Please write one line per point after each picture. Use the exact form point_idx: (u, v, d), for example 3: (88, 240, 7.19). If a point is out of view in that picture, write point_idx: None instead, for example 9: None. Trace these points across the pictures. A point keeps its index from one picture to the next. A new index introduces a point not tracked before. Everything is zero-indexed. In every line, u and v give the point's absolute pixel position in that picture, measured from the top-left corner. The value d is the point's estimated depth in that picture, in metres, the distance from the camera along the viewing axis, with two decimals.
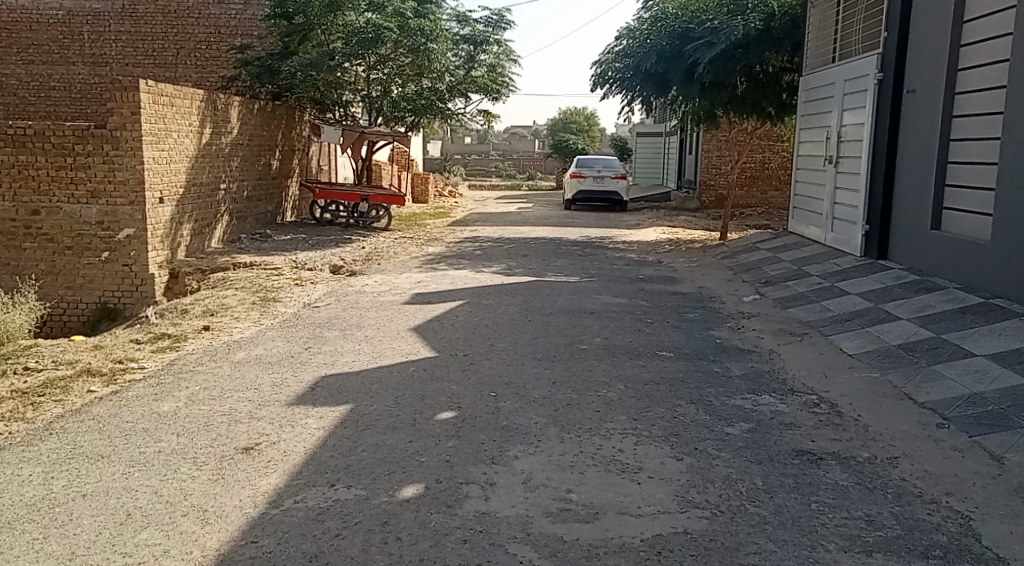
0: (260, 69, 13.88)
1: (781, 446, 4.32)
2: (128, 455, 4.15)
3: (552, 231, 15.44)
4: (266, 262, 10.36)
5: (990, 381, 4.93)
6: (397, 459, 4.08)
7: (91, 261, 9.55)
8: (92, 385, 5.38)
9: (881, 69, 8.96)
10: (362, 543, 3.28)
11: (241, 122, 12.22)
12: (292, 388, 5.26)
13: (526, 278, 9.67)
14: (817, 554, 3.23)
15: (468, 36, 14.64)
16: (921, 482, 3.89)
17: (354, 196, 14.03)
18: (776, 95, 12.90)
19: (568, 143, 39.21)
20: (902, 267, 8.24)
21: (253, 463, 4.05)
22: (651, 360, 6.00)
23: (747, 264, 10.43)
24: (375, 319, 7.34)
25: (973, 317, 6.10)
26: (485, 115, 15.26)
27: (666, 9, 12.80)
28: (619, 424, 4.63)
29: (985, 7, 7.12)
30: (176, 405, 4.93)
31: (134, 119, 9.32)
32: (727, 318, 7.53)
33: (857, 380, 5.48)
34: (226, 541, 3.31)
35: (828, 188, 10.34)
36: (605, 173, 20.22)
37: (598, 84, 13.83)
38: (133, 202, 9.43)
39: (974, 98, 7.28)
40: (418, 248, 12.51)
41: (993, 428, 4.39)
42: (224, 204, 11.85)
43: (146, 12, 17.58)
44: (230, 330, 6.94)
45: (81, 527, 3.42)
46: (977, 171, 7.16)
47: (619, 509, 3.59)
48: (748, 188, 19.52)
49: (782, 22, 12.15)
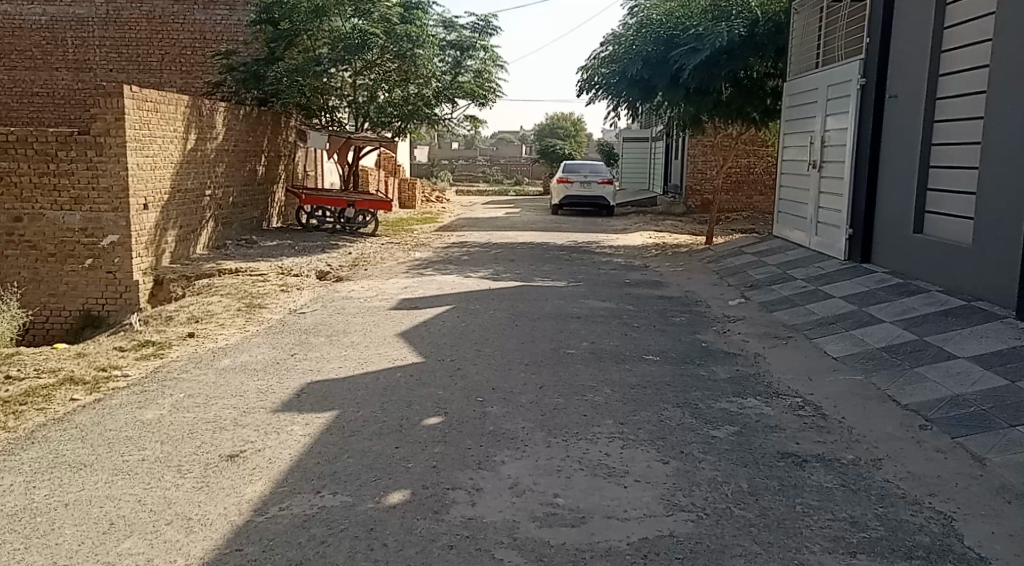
0: (246, 74, 13.89)
1: (766, 449, 4.35)
2: (112, 463, 4.12)
3: (539, 235, 15.49)
4: (252, 268, 10.35)
5: (972, 382, 4.97)
6: (383, 465, 4.08)
7: (74, 268, 9.45)
8: (75, 393, 5.34)
9: (863, 74, 9.03)
10: (348, 550, 3.26)
11: (225, 128, 12.16)
12: (278, 394, 5.25)
13: (512, 283, 9.67)
14: (802, 557, 3.24)
15: (455, 42, 14.55)
16: (904, 483, 3.92)
17: (341, 201, 14.13)
18: (760, 100, 13.02)
19: (554, 148, 39.39)
20: (886, 270, 8.30)
21: (238, 471, 4.03)
22: (637, 364, 6.03)
23: (733, 267, 10.49)
24: (363, 324, 7.34)
25: (956, 319, 6.15)
26: (472, 120, 15.25)
27: (651, 15, 12.87)
28: (605, 427, 4.64)
29: (967, 12, 7.18)
30: (159, 413, 4.89)
31: (118, 125, 9.28)
32: (713, 322, 7.57)
33: (842, 382, 5.51)
34: (211, 548, 3.29)
35: (812, 193, 10.43)
36: (592, 178, 20.22)
37: (585, 89, 13.90)
38: (117, 208, 9.38)
39: (955, 102, 7.34)
40: (405, 253, 12.50)
41: (975, 429, 4.42)
42: (210, 209, 11.80)
43: (130, 17, 17.46)
44: (215, 336, 6.92)
45: (63, 537, 3.39)
46: (958, 174, 7.23)
47: (605, 512, 3.60)
48: (733, 192, 19.65)
49: (765, 29, 12.25)
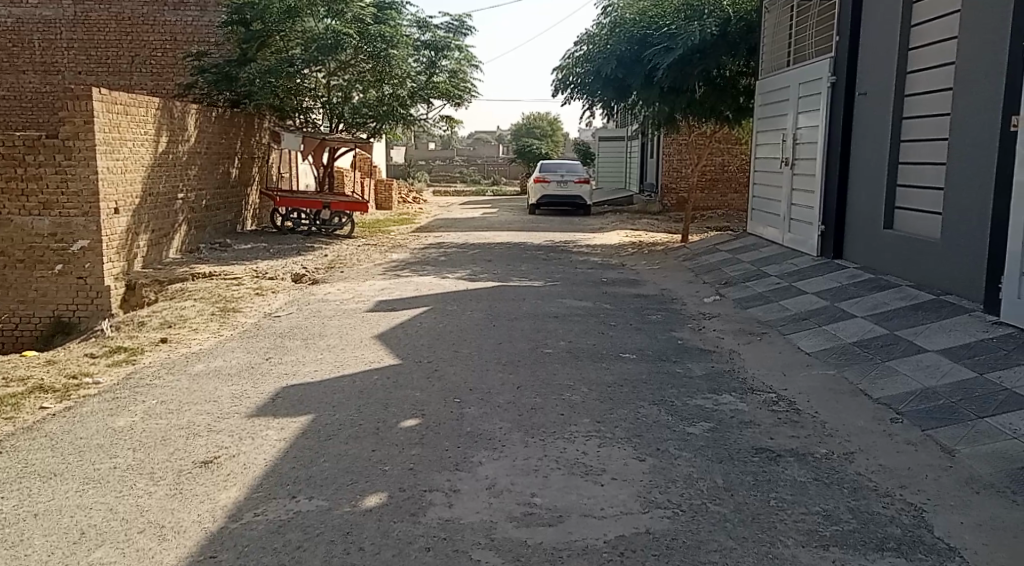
0: (217, 76, 13.73)
1: (741, 445, 4.38)
2: (82, 472, 4.07)
3: (516, 235, 15.49)
4: (226, 271, 10.27)
5: (942, 375, 5.04)
6: (359, 469, 4.06)
7: (44, 274, 9.30)
8: (45, 401, 5.28)
9: (833, 72, 9.13)
10: (324, 554, 3.25)
11: (198, 130, 12.05)
12: (253, 399, 5.21)
13: (489, 283, 9.67)
14: (777, 550, 3.27)
15: (430, 42, 14.34)
16: (876, 476, 3.97)
17: (316, 203, 14.06)
18: (733, 98, 13.11)
19: (531, 148, 39.45)
20: (857, 266, 8.39)
21: (212, 477, 3.99)
22: (614, 362, 6.05)
23: (708, 265, 10.57)
24: (339, 327, 7.30)
25: (926, 313, 6.23)
26: (447, 120, 15.14)
27: (624, 15, 12.91)
28: (582, 426, 4.66)
29: (932, 11, 7.28)
30: (132, 420, 4.84)
31: (87, 129, 9.17)
32: (688, 319, 7.61)
33: (816, 377, 5.57)
34: (184, 556, 3.26)
35: (785, 190, 10.53)
36: (569, 178, 20.24)
37: (560, 88, 13.94)
38: (87, 212, 9.26)
39: (923, 99, 7.43)
40: (382, 255, 12.47)
41: (944, 421, 4.49)
42: (182, 213, 11.68)
43: (99, 19, 17.22)
44: (188, 341, 6.85)
45: (33, 547, 3.34)
46: (926, 171, 7.34)
47: (582, 511, 3.61)
48: (707, 190, 19.79)
49: (737, 27, 12.33)
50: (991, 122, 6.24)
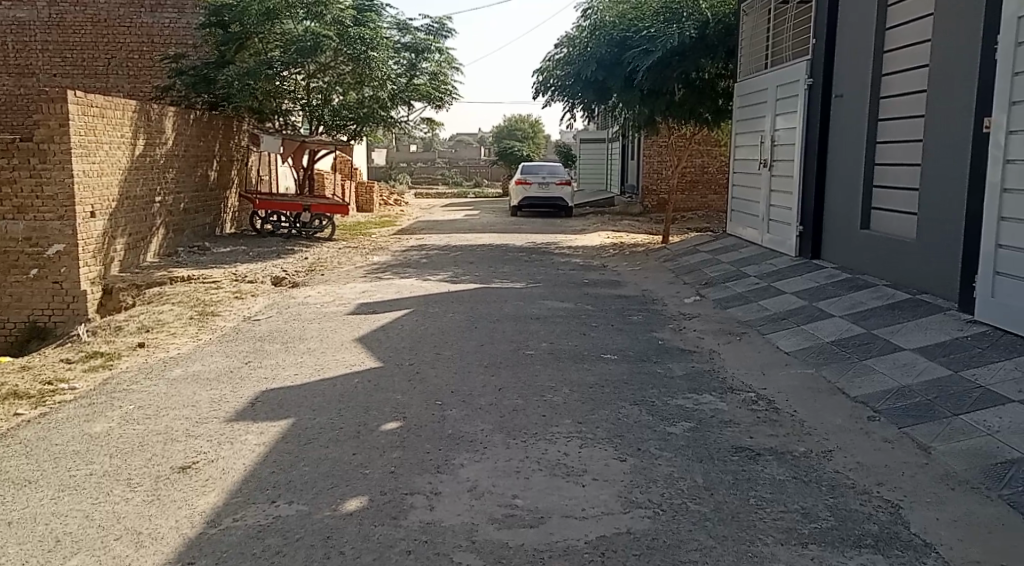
0: (195, 78, 13.65)
1: (720, 444, 4.40)
2: (58, 479, 4.02)
3: (498, 237, 15.50)
4: (204, 275, 10.20)
5: (918, 373, 5.09)
6: (340, 472, 4.04)
7: (18, 279, 9.18)
8: (20, 407, 5.22)
9: (810, 74, 9.20)
10: (303, 559, 3.23)
11: (175, 133, 11.95)
12: (232, 404, 5.17)
13: (470, 285, 9.66)
14: (755, 548, 3.29)
15: (412, 44, 14.29)
16: (854, 473, 4.00)
17: (296, 205, 13.85)
18: (712, 101, 13.13)
19: (512, 149, 39.45)
20: (835, 266, 8.46)
21: (190, 482, 3.96)
22: (595, 363, 6.06)
23: (689, 265, 10.62)
24: (319, 330, 7.27)
25: (902, 312, 6.29)
26: (428, 123, 15.10)
27: (604, 17, 12.95)
28: (564, 427, 4.66)
29: (906, 14, 7.36)
30: (108, 425, 4.79)
31: (62, 132, 9.07)
32: (669, 320, 7.64)
33: (795, 376, 5.61)
34: (161, 563, 3.23)
35: (763, 192, 10.60)
36: (550, 179, 20.27)
37: (540, 91, 13.97)
38: (63, 216, 9.16)
39: (898, 101, 7.51)
40: (363, 257, 12.41)
41: (920, 418, 4.53)
42: (160, 216, 11.57)
43: (74, 20, 17.03)
44: (166, 346, 6.79)
45: (6, 556, 3.30)
46: (902, 171, 7.41)
47: (563, 512, 3.61)
48: (687, 191, 19.87)
49: (716, 30, 12.39)
50: (964, 123, 6.32)
